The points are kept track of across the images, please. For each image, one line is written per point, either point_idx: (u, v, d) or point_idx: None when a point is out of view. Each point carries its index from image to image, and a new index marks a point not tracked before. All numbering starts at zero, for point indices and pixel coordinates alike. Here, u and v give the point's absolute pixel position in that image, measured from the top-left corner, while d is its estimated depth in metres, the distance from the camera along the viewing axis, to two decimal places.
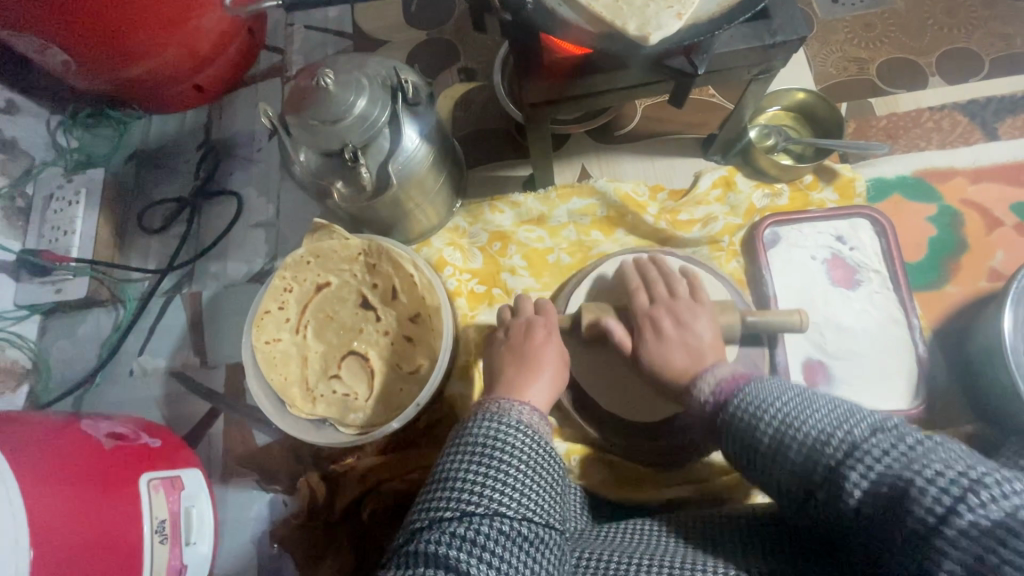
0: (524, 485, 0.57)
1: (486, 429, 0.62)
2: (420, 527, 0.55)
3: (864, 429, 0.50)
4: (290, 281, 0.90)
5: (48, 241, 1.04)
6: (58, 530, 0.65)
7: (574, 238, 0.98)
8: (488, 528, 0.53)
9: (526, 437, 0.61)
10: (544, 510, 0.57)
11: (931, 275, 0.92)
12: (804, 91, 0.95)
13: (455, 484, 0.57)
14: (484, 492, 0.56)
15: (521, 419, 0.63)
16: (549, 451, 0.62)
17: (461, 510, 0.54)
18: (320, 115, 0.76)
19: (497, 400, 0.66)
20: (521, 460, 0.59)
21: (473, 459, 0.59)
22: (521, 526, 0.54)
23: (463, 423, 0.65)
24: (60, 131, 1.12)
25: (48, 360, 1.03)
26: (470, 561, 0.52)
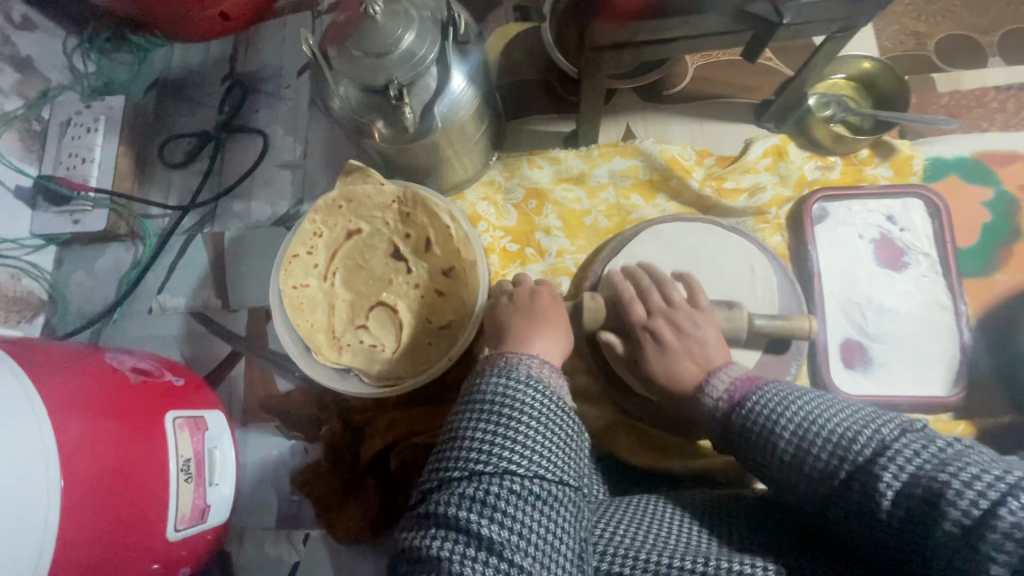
0: (533, 441, 0.55)
1: (496, 383, 0.59)
2: (432, 488, 0.55)
3: (893, 429, 0.50)
4: (320, 225, 0.87)
5: (66, 168, 1.00)
6: (84, 460, 0.64)
7: (612, 201, 0.94)
8: (498, 488, 0.52)
9: (534, 390, 0.58)
10: (557, 467, 0.55)
11: (979, 262, 0.89)
12: (870, 60, 0.90)
13: (463, 444, 0.55)
14: (492, 450, 0.54)
15: (529, 372, 0.59)
16: (559, 406, 0.58)
17: (470, 470, 0.53)
18: (365, 47, 0.71)
19: (504, 353, 0.62)
20: (531, 417, 0.56)
21: (481, 417, 0.56)
22: (531, 485, 0.53)
23: (473, 376, 0.62)
24: (77, 53, 1.05)
25: (64, 291, 1.00)
26: (480, 521, 0.51)
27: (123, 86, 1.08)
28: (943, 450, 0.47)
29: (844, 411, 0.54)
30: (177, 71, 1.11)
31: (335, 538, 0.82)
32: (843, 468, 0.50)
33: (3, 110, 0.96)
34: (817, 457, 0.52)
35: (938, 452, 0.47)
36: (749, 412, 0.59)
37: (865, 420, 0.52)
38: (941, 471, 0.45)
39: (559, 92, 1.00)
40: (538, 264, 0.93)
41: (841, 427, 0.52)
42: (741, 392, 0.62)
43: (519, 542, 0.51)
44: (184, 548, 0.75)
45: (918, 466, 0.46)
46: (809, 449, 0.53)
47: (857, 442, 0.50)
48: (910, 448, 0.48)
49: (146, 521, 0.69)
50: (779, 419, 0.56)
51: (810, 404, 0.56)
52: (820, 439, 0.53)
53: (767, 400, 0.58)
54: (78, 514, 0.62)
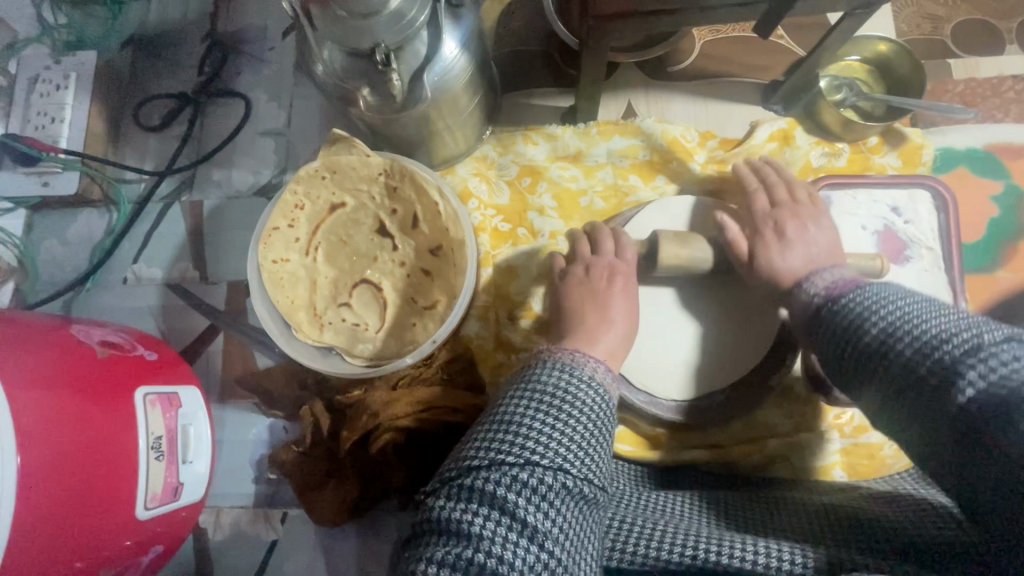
0: (585, 441, 0.53)
1: (554, 378, 0.57)
2: (477, 466, 0.51)
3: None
4: (302, 196, 0.82)
5: (35, 127, 0.95)
6: (45, 438, 0.61)
7: (610, 181, 0.90)
8: (551, 480, 0.49)
9: (595, 394, 0.57)
10: (601, 473, 0.53)
11: (983, 258, 0.86)
12: (886, 41, 0.85)
13: (518, 429, 0.52)
14: (548, 442, 0.51)
15: (592, 376, 0.58)
16: (612, 416, 0.58)
17: (526, 457, 0.50)
18: (348, 6, 0.65)
19: (566, 349, 0.61)
20: (588, 419, 0.55)
21: (539, 408, 0.54)
22: (580, 484, 0.51)
23: (525, 368, 0.60)
24: (48, 7, 1.00)
25: (34, 258, 0.96)
26: (526, 507, 0.48)
27: (95, 42, 1.01)
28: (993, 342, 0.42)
29: (937, 312, 0.48)
30: (154, 27, 1.04)
31: (315, 520, 0.81)
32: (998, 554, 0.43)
33: None
34: (904, 347, 0.47)
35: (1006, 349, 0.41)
36: (841, 309, 0.55)
37: (963, 324, 0.45)
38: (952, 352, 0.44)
39: (559, 65, 0.95)
40: (529, 245, 0.89)
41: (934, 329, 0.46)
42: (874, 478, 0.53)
43: (560, 535, 0.48)
44: (157, 526, 0.73)
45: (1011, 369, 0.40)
46: (897, 338, 0.48)
47: (950, 339, 0.45)
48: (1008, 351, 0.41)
49: (114, 501, 0.66)
50: (872, 312, 0.51)
51: (909, 306, 0.50)
52: (909, 333, 0.47)
53: (856, 304, 0.53)
54: (40, 495, 0.59)
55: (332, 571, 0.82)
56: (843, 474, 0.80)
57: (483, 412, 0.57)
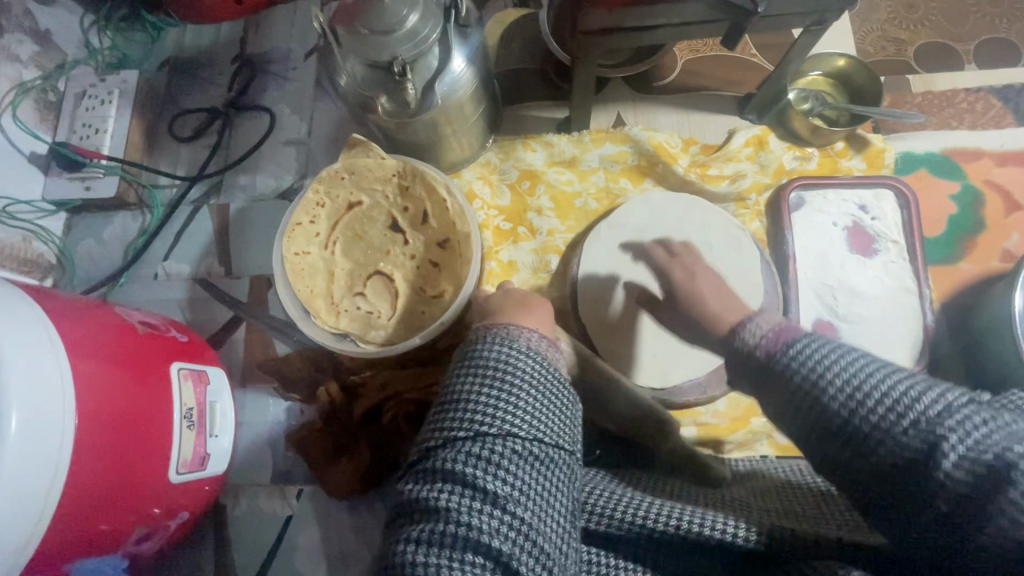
0: (529, 404, 0.55)
1: (496, 351, 0.58)
2: (434, 446, 0.53)
3: (959, 397, 0.41)
4: (323, 195, 0.91)
5: (79, 137, 1.03)
6: (98, 398, 0.68)
7: (602, 184, 0.99)
8: (500, 447, 0.52)
9: (535, 360, 0.58)
10: (554, 431, 0.55)
11: (945, 251, 0.94)
12: (844, 57, 0.95)
13: (467, 404, 0.54)
14: (496, 413, 0.53)
15: (530, 344, 0.59)
16: (558, 376, 0.59)
17: (474, 429, 0.52)
18: (370, 25, 0.76)
19: (503, 323, 0.62)
20: (531, 384, 0.56)
21: (484, 383, 0.56)
22: (531, 446, 0.53)
23: (468, 343, 0.61)
24: (93, 30, 1.10)
25: (72, 257, 1.04)
26: (484, 477, 0.50)
27: (137, 61, 1.13)
28: (1016, 424, 0.39)
29: (899, 367, 0.45)
30: (189, 50, 1.15)
31: (329, 494, 0.86)
32: (900, 424, 0.41)
33: (21, 79, 0.99)
34: (851, 398, 0.44)
35: (1011, 426, 0.38)
36: (793, 357, 0.49)
37: (927, 382, 0.43)
38: (1015, 443, 0.37)
39: (554, 81, 1.06)
40: (529, 242, 0.98)
41: (897, 386, 0.43)
42: (786, 335, 0.52)
43: (522, 497, 0.50)
44: (184, 492, 0.79)
45: (984, 436, 0.38)
46: (867, 404, 0.43)
47: (913, 408, 0.41)
48: (982, 416, 0.39)
49: (151, 461, 0.73)
50: (828, 367, 0.47)
51: (868, 359, 0.46)
52: (867, 403, 0.43)
53: (810, 350, 0.49)
54: (92, 449, 0.66)
55: (343, 544, 0.87)
56: None
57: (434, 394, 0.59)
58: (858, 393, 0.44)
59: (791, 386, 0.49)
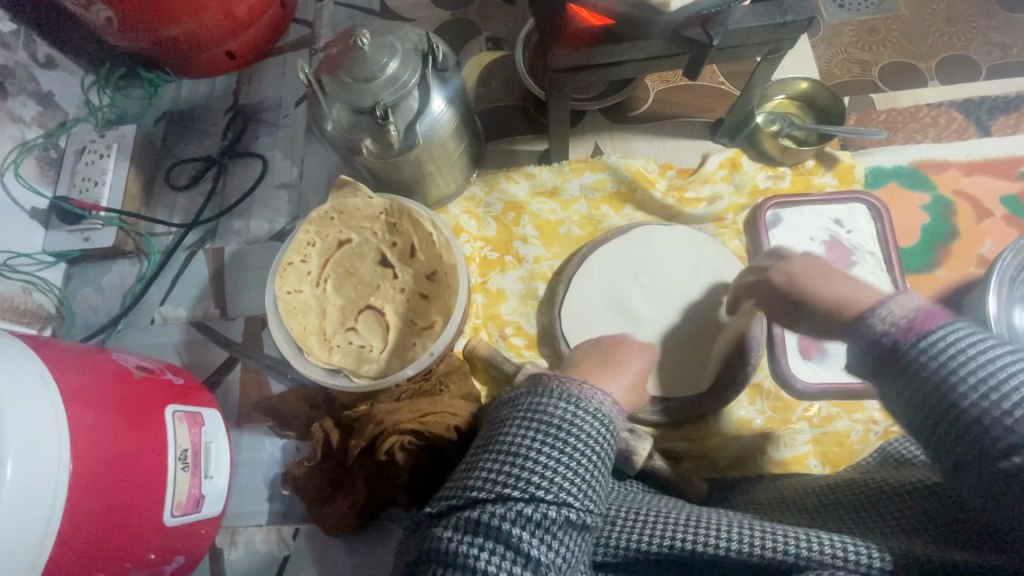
0: (585, 470, 0.50)
1: (562, 408, 0.53)
2: (483, 497, 0.48)
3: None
4: (313, 235, 0.93)
5: (79, 190, 1.07)
6: (92, 444, 0.69)
7: (584, 212, 1.02)
8: (554, 514, 0.47)
9: (603, 428, 0.54)
10: (603, 502, 0.52)
11: (922, 260, 0.96)
12: (807, 80, 0.99)
13: (524, 461, 0.49)
14: (556, 477, 0.49)
15: (600, 407, 0.55)
16: (617, 448, 0.55)
17: (531, 492, 0.48)
18: (354, 74, 0.81)
19: (571, 376, 0.57)
20: (595, 453, 0.52)
21: (546, 439, 0.51)
22: (584, 516, 0.49)
23: (529, 390, 0.56)
24: (93, 89, 1.15)
25: (71, 306, 1.07)
26: (532, 542, 0.46)
27: (134, 117, 1.19)
28: None
29: None
30: (185, 103, 1.21)
31: (326, 531, 0.86)
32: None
33: (24, 138, 1.03)
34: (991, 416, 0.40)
35: None
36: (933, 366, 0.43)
37: None
38: None
39: (533, 115, 1.10)
40: (516, 270, 1.00)
41: None
42: (926, 324, 0.44)
43: (562, 566, 0.47)
44: (179, 537, 0.79)
45: None
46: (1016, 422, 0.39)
47: None
48: None
49: (145, 506, 0.73)
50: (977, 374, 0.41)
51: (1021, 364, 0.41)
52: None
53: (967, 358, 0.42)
54: (85, 495, 0.66)
55: None
56: (817, 463, 0.86)
57: (488, 431, 0.54)
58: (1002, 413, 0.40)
59: (941, 385, 0.42)
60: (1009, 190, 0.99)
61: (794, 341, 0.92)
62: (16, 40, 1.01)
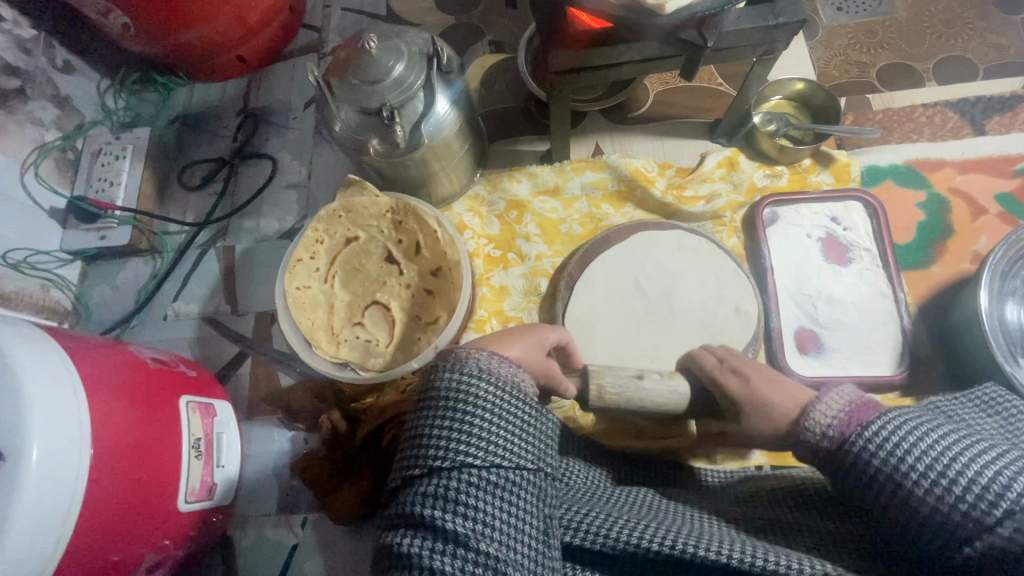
0: (480, 431, 0.51)
1: (447, 377, 0.54)
2: (398, 484, 0.52)
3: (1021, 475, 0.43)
4: (321, 233, 0.97)
5: (95, 190, 1.11)
6: (113, 428, 0.72)
7: (585, 210, 1.05)
8: (457, 480, 0.49)
9: (489, 384, 0.53)
10: (513, 452, 0.51)
11: (917, 256, 0.98)
12: (802, 81, 1.02)
13: (423, 440, 0.52)
14: (450, 443, 0.50)
15: (479, 366, 0.54)
16: (514, 395, 0.54)
17: (428, 465, 0.50)
18: (361, 76, 0.84)
19: (457, 346, 0.57)
20: (486, 410, 0.52)
21: (437, 412, 0.52)
22: (495, 475, 0.50)
23: (423, 372, 0.57)
24: (109, 92, 1.19)
25: (88, 302, 1.10)
26: (445, 516, 0.48)
27: (148, 120, 1.21)
28: None
29: (977, 446, 0.45)
30: (197, 105, 1.25)
31: (333, 520, 0.88)
32: (996, 509, 0.42)
33: (43, 140, 1.07)
34: (916, 479, 0.45)
35: None
36: (867, 452, 0.48)
37: (1010, 462, 0.44)
38: None
39: (535, 116, 1.13)
40: (518, 267, 1.03)
41: (989, 469, 0.44)
42: (858, 419, 0.50)
43: (487, 531, 0.48)
44: (192, 523, 0.82)
45: None
46: (947, 492, 0.44)
47: (1008, 491, 0.43)
48: None
49: (161, 490, 0.76)
50: (906, 451, 0.46)
51: (941, 437, 0.46)
52: (956, 479, 0.44)
53: (888, 441, 0.47)
54: (105, 476, 0.69)
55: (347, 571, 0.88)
56: None
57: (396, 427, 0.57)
58: (942, 479, 0.45)
59: (861, 476, 0.48)
60: (1003, 188, 1.01)
61: (791, 336, 0.94)
62: (36, 46, 1.05)
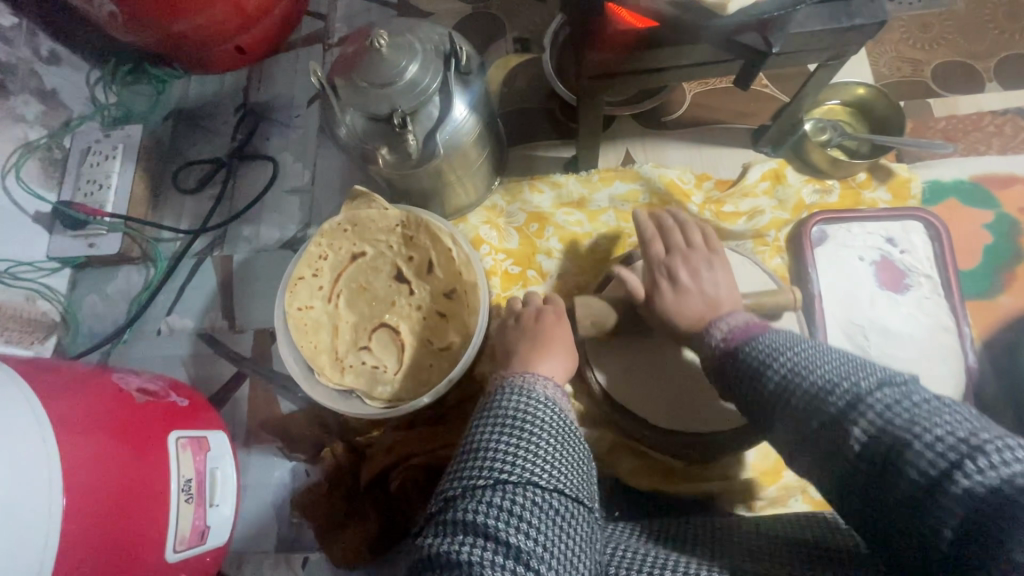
0: (548, 455, 0.54)
1: (514, 400, 0.59)
2: (453, 495, 0.52)
3: (872, 381, 0.50)
4: (325, 248, 0.88)
5: (83, 194, 1.03)
6: (89, 478, 0.64)
7: (613, 225, 0.95)
8: (523, 497, 0.50)
9: (553, 410, 0.58)
10: (575, 484, 0.53)
11: (983, 284, 0.88)
12: (864, 86, 0.92)
13: (487, 456, 0.53)
14: (517, 461, 0.52)
15: (546, 394, 0.60)
16: (575, 428, 0.59)
17: (495, 478, 0.51)
18: (369, 77, 0.75)
19: (520, 374, 0.63)
20: (550, 435, 0.55)
21: (504, 431, 0.55)
22: (553, 498, 0.51)
23: (487, 397, 0.62)
24: (99, 85, 1.10)
25: (77, 314, 1.03)
26: (507, 529, 0.48)
27: (141, 116, 1.13)
28: (916, 403, 0.47)
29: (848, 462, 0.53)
30: (194, 100, 1.16)
31: (336, 563, 0.82)
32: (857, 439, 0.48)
33: (27, 138, 0.99)
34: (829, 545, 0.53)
35: (910, 406, 0.47)
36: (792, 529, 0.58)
37: (847, 370, 0.52)
38: (908, 427, 0.45)
39: (559, 118, 1.03)
40: (539, 287, 0.94)
41: (824, 374, 0.53)
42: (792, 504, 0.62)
43: (546, 554, 0.48)
44: (181, 571, 0.75)
45: (883, 417, 0.47)
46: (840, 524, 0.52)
47: (834, 390, 0.51)
48: (881, 399, 0.48)
49: (146, 542, 0.69)
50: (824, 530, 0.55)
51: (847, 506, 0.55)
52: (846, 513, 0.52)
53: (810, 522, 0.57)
54: (79, 535, 0.62)
55: None
56: None
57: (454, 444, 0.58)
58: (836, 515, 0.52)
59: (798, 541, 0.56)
60: None
61: None
62: (17, 35, 0.96)
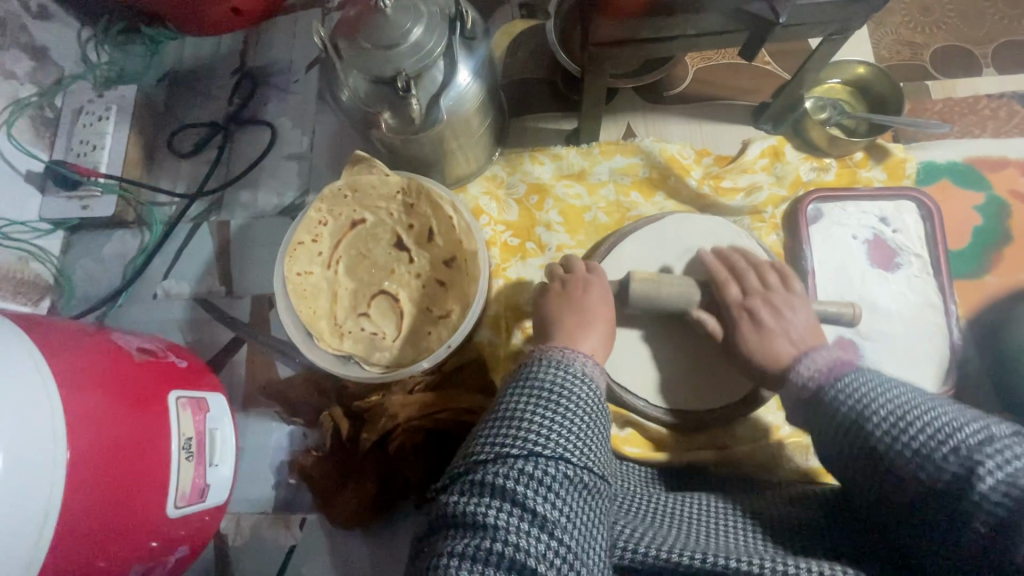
0: (579, 431, 0.55)
1: (552, 374, 0.59)
2: (484, 459, 0.53)
3: (974, 427, 0.45)
4: (325, 213, 0.88)
5: (76, 154, 1.01)
6: (91, 433, 0.65)
7: (612, 198, 0.96)
8: (554, 471, 0.51)
9: (588, 387, 0.59)
10: (600, 464, 0.55)
11: (970, 264, 0.91)
12: (864, 65, 0.93)
13: (522, 425, 0.54)
14: (551, 436, 0.53)
15: (584, 370, 0.61)
16: (606, 409, 0.60)
17: (529, 449, 0.52)
18: (373, 39, 0.74)
19: (557, 347, 0.64)
20: (582, 412, 0.57)
21: (540, 403, 0.56)
22: (582, 473, 0.53)
23: (522, 366, 0.63)
24: (90, 44, 1.07)
25: (70, 276, 1.02)
26: (536, 498, 0.49)
27: (135, 76, 1.10)
28: (990, 438, 0.44)
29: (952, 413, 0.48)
30: (189, 63, 1.13)
31: (333, 523, 0.84)
32: (899, 440, 0.48)
33: (17, 96, 0.97)
34: (877, 424, 0.50)
35: (983, 438, 0.44)
36: (829, 400, 0.56)
37: (966, 416, 0.47)
38: (969, 457, 0.43)
39: (561, 91, 1.03)
40: (538, 258, 0.94)
41: (942, 421, 0.47)
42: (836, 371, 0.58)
43: (569, 524, 0.50)
44: (181, 528, 0.76)
45: (928, 439, 0.46)
46: (904, 435, 0.48)
47: (877, 416, 0.51)
48: (955, 422, 0.46)
49: (147, 498, 0.70)
50: (868, 401, 0.52)
51: (907, 397, 0.51)
52: (886, 415, 0.50)
53: (847, 392, 0.55)
54: (83, 487, 0.63)
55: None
56: None
57: (487, 411, 0.59)
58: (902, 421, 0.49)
59: (833, 416, 0.55)
60: None
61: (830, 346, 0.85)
62: None
